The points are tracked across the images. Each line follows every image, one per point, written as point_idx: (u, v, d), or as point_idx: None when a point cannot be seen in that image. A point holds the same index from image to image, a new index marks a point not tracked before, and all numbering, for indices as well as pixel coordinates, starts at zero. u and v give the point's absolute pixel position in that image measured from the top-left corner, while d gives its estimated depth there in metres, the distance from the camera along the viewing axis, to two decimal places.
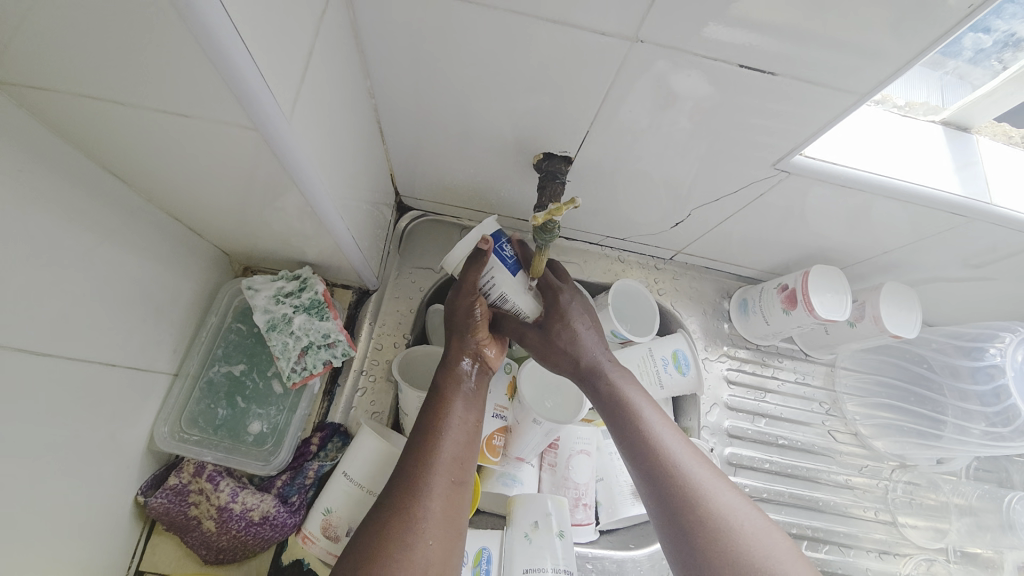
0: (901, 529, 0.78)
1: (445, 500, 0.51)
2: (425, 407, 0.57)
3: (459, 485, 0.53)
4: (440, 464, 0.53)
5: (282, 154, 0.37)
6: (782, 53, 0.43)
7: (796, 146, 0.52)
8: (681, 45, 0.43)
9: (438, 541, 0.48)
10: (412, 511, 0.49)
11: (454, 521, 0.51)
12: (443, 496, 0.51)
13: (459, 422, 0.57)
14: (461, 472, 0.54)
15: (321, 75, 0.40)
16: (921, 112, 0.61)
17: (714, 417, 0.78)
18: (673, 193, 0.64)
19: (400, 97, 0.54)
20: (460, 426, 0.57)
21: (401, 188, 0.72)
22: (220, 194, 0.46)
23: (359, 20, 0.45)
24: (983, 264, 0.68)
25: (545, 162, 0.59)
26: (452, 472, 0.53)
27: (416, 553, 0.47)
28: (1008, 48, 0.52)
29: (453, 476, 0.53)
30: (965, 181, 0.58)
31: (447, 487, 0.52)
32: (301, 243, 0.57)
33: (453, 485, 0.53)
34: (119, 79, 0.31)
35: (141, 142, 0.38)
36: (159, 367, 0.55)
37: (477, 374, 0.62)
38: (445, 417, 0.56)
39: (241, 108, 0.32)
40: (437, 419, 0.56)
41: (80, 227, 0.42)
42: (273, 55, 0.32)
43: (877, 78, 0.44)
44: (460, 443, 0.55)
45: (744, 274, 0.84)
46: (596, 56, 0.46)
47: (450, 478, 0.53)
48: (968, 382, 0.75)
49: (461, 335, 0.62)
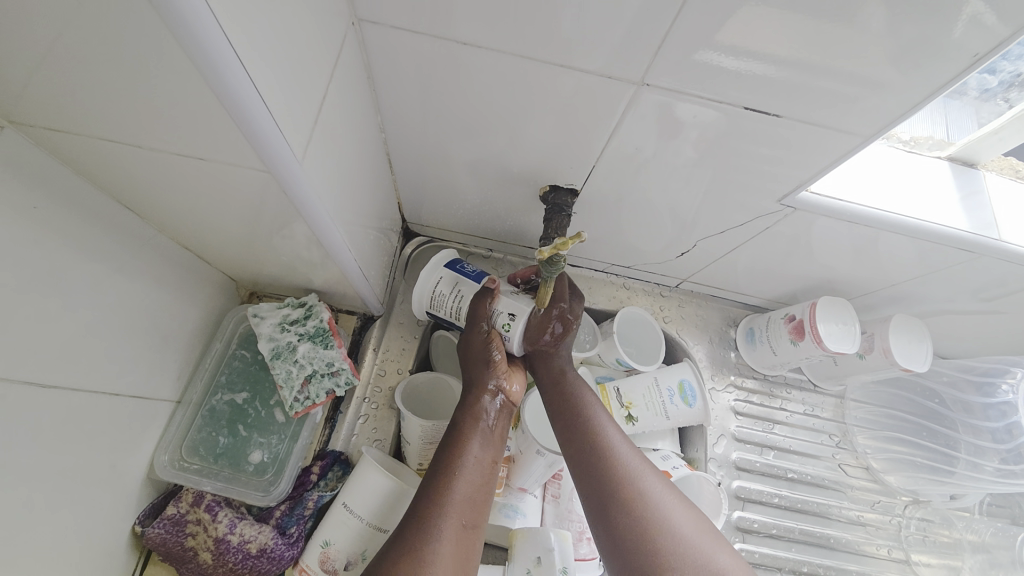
0: (915, 568, 0.76)
1: (456, 543, 0.50)
2: (443, 444, 0.56)
3: (471, 529, 0.52)
4: (453, 505, 0.51)
5: (293, 193, 0.37)
6: (787, 91, 0.44)
7: (803, 180, 0.53)
8: (687, 84, 0.44)
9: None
10: (421, 553, 0.47)
11: (462, 567, 0.49)
12: (454, 538, 0.50)
13: (475, 462, 0.55)
14: (474, 515, 0.53)
15: (333, 114, 0.41)
16: (927, 147, 0.61)
17: (721, 449, 0.77)
18: (678, 224, 0.64)
19: (409, 130, 0.55)
20: (476, 466, 0.56)
21: (408, 214, 0.73)
22: (230, 226, 0.46)
23: (371, 59, 0.46)
24: (993, 298, 0.67)
25: (551, 195, 0.60)
26: (465, 514, 0.52)
27: None
28: (1014, 87, 0.52)
29: (465, 518, 0.52)
30: (971, 216, 0.57)
31: (458, 532, 0.50)
32: (309, 271, 0.57)
33: (466, 528, 0.51)
34: (136, 124, 0.31)
35: (155, 179, 0.39)
36: (162, 395, 0.55)
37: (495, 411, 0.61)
38: (462, 456, 0.55)
39: (253, 153, 0.32)
40: (452, 458, 0.55)
41: (92, 259, 0.42)
42: (287, 100, 0.33)
43: (884, 116, 0.44)
44: (475, 484, 0.54)
45: (751, 302, 0.84)
46: (602, 93, 0.46)
47: (463, 520, 0.51)
48: (980, 418, 0.75)
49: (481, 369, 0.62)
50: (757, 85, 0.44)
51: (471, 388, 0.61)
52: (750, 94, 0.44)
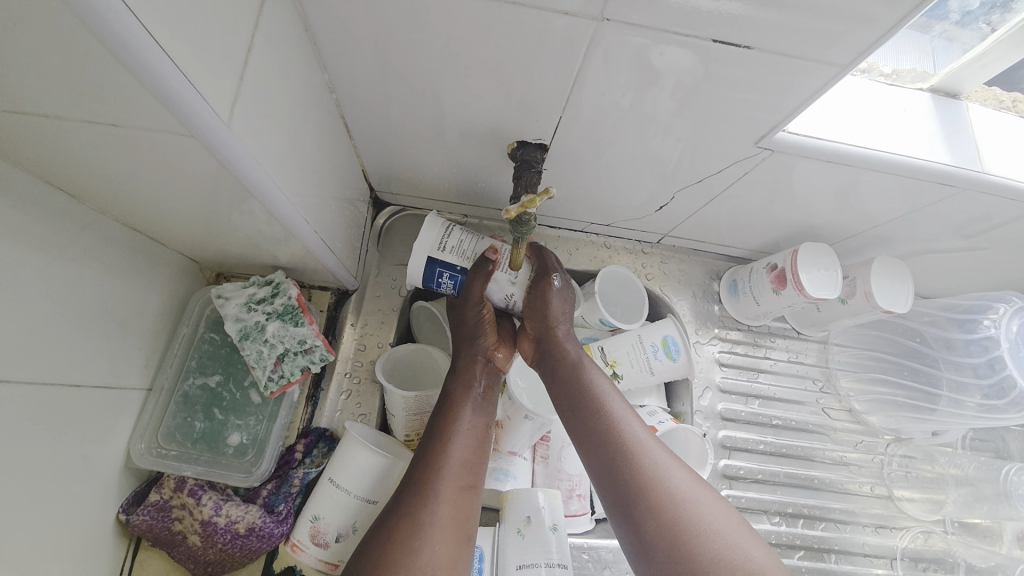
0: (898, 502, 0.78)
1: (453, 505, 0.50)
2: (434, 413, 0.56)
3: (469, 491, 0.52)
4: (448, 471, 0.52)
5: (227, 161, 0.35)
6: (758, 25, 0.41)
7: (780, 121, 0.50)
8: (652, 20, 0.41)
9: (444, 544, 0.48)
10: (418, 518, 0.48)
11: (463, 525, 0.50)
12: (452, 503, 0.50)
13: (468, 428, 0.56)
14: (473, 478, 0.53)
15: (264, 73, 0.38)
16: (908, 79, 0.58)
17: (706, 401, 0.78)
18: (655, 175, 0.62)
19: (361, 90, 0.51)
20: (470, 431, 0.56)
21: (376, 183, 0.70)
22: (175, 204, 0.43)
23: (308, 10, 0.42)
24: (975, 235, 0.66)
25: (519, 151, 0.57)
26: (461, 476, 0.52)
27: (423, 559, 0.46)
28: (997, 8, 0.50)
29: (462, 481, 0.52)
30: (954, 150, 0.56)
31: (456, 492, 0.51)
32: (271, 248, 0.55)
33: (464, 490, 0.52)
34: (30, 90, 0.28)
35: (78, 156, 0.36)
36: (130, 383, 0.53)
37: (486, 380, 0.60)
38: (454, 423, 0.55)
39: (169, 116, 0.29)
40: (445, 425, 0.55)
41: (28, 247, 0.40)
42: (199, 54, 0.30)
43: (862, 46, 0.42)
44: (470, 447, 0.54)
45: (734, 253, 0.83)
46: (562, 36, 0.43)
47: (460, 483, 0.52)
48: (962, 354, 0.73)
49: (471, 342, 0.61)
50: (727, 19, 0.41)
51: (460, 357, 0.61)
52: (720, 29, 0.41)
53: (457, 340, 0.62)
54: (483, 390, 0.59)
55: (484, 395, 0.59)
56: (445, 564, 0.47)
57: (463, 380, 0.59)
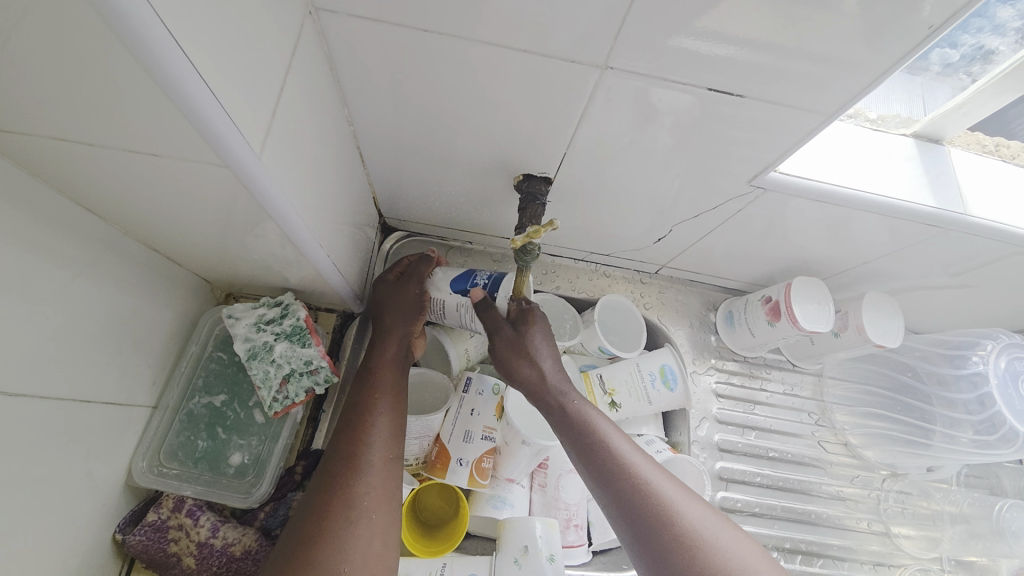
0: (895, 539, 0.78)
1: (385, 472, 0.51)
2: (357, 383, 0.58)
3: (394, 461, 0.53)
4: (374, 442, 0.52)
5: (254, 189, 0.37)
6: (748, 78, 0.45)
7: (772, 162, 0.54)
8: (654, 68, 0.44)
9: (379, 513, 0.49)
10: (351, 491, 0.49)
11: (393, 493, 0.51)
12: (382, 468, 0.51)
13: (389, 393, 0.57)
14: (396, 473, 0.53)
15: (294, 109, 0.40)
16: (893, 124, 0.61)
17: (704, 432, 0.78)
18: (656, 209, 0.65)
19: (378, 125, 0.54)
20: (392, 401, 0.57)
21: (385, 210, 0.72)
22: (198, 227, 0.46)
23: (334, 52, 0.45)
24: (962, 272, 0.69)
25: (525, 183, 0.60)
26: (390, 445, 0.53)
27: (357, 531, 0.47)
28: (976, 61, 0.54)
29: (389, 451, 0.53)
30: (936, 192, 0.59)
31: (383, 463, 0.52)
32: (283, 270, 0.56)
33: (391, 458, 0.53)
34: (82, 120, 0.30)
35: (114, 181, 0.38)
36: (136, 400, 0.54)
37: (398, 351, 0.62)
38: (378, 389, 0.57)
39: (208, 148, 0.32)
40: (368, 396, 0.56)
41: (54, 265, 0.41)
42: (240, 92, 0.32)
43: (847, 95, 0.45)
44: (391, 416, 0.55)
45: (730, 286, 0.85)
46: (569, 81, 0.46)
47: (388, 451, 0.53)
48: (953, 391, 0.74)
49: (402, 315, 0.63)
50: (722, 68, 0.44)
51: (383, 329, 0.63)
52: (716, 76, 0.45)
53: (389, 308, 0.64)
54: (402, 356, 0.61)
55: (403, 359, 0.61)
56: (380, 537, 0.48)
57: (376, 377, 0.58)
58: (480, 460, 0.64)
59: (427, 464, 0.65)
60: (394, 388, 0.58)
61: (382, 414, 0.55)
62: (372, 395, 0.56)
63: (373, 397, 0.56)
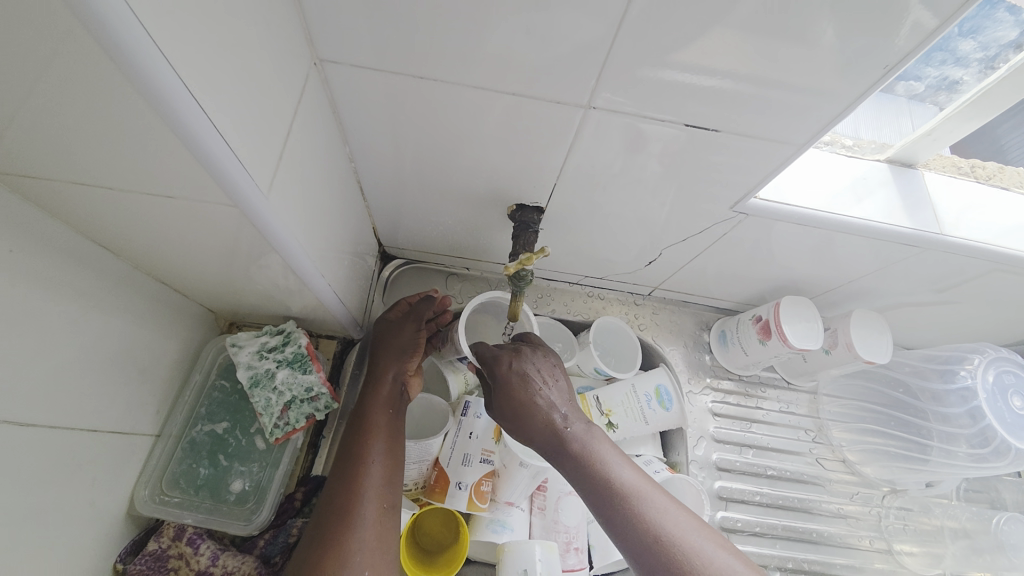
0: (898, 556, 0.78)
1: (380, 524, 0.52)
2: (353, 433, 0.58)
3: (390, 510, 0.54)
4: (368, 495, 0.53)
5: (260, 226, 0.39)
6: (723, 113, 0.48)
7: (751, 188, 0.56)
8: (636, 104, 0.47)
9: (374, 568, 0.49)
10: (344, 547, 0.49)
11: (390, 545, 0.52)
12: (377, 521, 0.52)
13: (384, 444, 0.58)
14: (394, 521, 0.54)
15: (299, 149, 0.43)
16: (868, 150, 0.64)
17: (702, 451, 0.78)
18: (646, 233, 0.67)
19: (378, 159, 0.57)
20: (386, 450, 0.57)
21: (384, 238, 0.75)
22: (205, 261, 0.48)
23: (336, 95, 0.48)
24: (947, 289, 0.71)
25: (517, 214, 0.62)
26: (385, 496, 0.54)
27: None
28: (942, 90, 0.57)
29: (384, 502, 0.54)
30: (913, 213, 0.61)
31: (378, 515, 0.52)
32: (285, 300, 0.58)
33: (386, 508, 0.54)
34: (101, 166, 0.33)
35: (129, 220, 0.40)
36: (140, 430, 0.55)
37: (394, 395, 0.63)
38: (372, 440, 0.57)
39: (219, 190, 0.34)
40: (362, 445, 0.57)
41: (66, 299, 0.43)
42: (247, 138, 0.35)
43: (816, 127, 0.48)
44: (386, 467, 0.56)
45: (722, 306, 0.87)
46: (556, 119, 0.49)
47: (383, 502, 0.54)
48: (946, 406, 0.75)
49: (398, 356, 0.65)
50: (699, 103, 0.47)
51: (377, 372, 0.64)
52: (694, 110, 0.48)
53: (384, 350, 0.66)
54: (396, 400, 0.62)
55: (398, 403, 0.62)
56: None
57: (370, 423, 0.59)
58: (479, 484, 0.64)
59: (426, 489, 0.66)
60: (388, 433, 0.59)
61: (375, 463, 0.55)
62: (366, 443, 0.57)
63: (367, 446, 0.57)
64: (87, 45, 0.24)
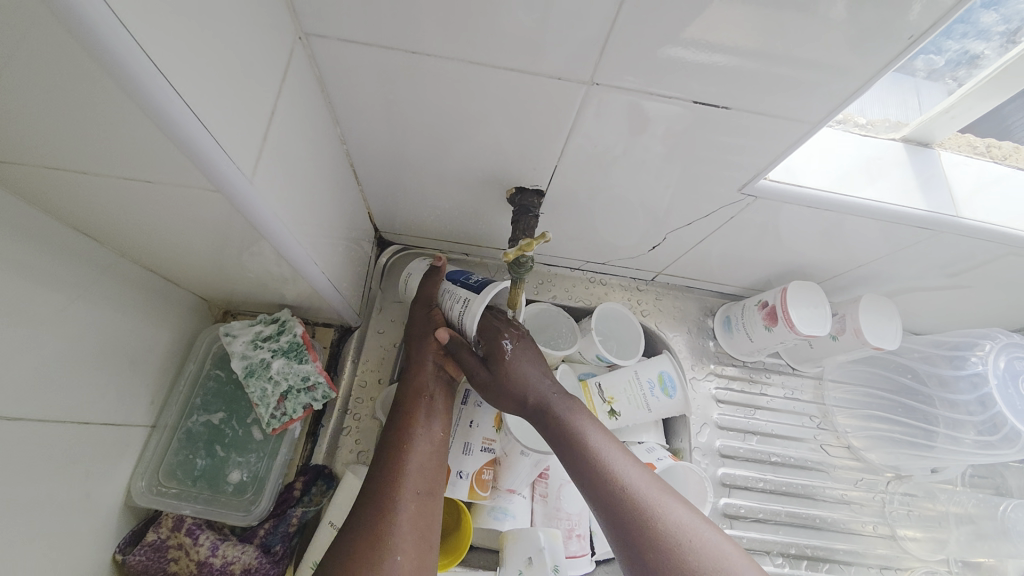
0: (901, 542, 0.77)
1: (416, 511, 0.52)
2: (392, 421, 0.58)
3: (427, 497, 0.53)
4: (406, 480, 0.53)
5: (246, 211, 0.37)
6: (733, 90, 0.45)
7: (760, 170, 0.54)
8: (640, 82, 0.45)
9: (406, 556, 0.49)
10: (379, 533, 0.49)
11: (426, 535, 0.51)
12: (415, 508, 0.52)
13: (426, 436, 0.57)
14: (430, 512, 0.53)
15: (285, 130, 0.41)
16: (882, 129, 0.62)
17: (704, 438, 0.78)
18: (649, 217, 0.65)
19: (371, 142, 0.55)
20: (428, 439, 0.57)
21: (381, 224, 0.73)
22: (193, 248, 0.46)
23: (325, 74, 0.46)
24: (958, 273, 0.69)
25: (517, 197, 0.60)
26: (421, 484, 0.54)
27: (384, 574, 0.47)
28: (962, 65, 0.54)
29: (419, 489, 0.53)
30: (928, 195, 0.59)
31: (415, 502, 0.52)
32: (279, 288, 0.57)
33: (423, 496, 0.53)
34: (72, 150, 0.31)
35: (108, 207, 0.38)
36: (135, 421, 0.54)
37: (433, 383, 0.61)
38: (411, 428, 0.57)
39: (199, 174, 0.32)
40: (400, 431, 0.56)
41: (50, 289, 0.42)
42: (229, 119, 0.33)
43: (829, 105, 0.46)
44: (427, 454, 0.56)
45: (726, 291, 0.85)
46: (557, 98, 0.47)
47: (420, 488, 0.53)
48: (954, 391, 0.74)
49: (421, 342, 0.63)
50: (707, 79, 0.45)
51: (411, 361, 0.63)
52: (702, 87, 0.45)
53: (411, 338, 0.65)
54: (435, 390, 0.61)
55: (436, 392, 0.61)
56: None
57: (410, 415, 0.58)
58: (480, 472, 0.64)
59: None
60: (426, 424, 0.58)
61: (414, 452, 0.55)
62: (406, 432, 0.57)
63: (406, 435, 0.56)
64: (42, 16, 0.22)
